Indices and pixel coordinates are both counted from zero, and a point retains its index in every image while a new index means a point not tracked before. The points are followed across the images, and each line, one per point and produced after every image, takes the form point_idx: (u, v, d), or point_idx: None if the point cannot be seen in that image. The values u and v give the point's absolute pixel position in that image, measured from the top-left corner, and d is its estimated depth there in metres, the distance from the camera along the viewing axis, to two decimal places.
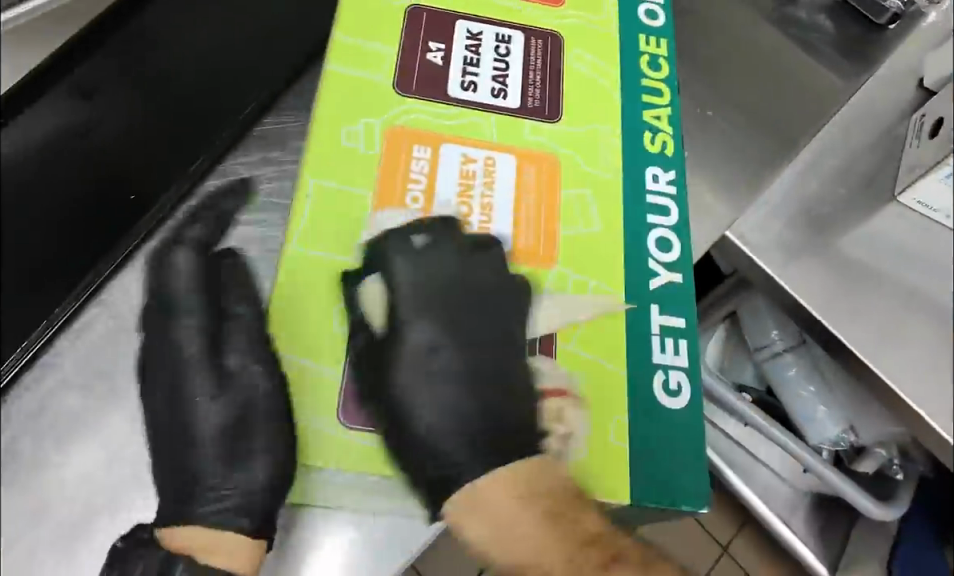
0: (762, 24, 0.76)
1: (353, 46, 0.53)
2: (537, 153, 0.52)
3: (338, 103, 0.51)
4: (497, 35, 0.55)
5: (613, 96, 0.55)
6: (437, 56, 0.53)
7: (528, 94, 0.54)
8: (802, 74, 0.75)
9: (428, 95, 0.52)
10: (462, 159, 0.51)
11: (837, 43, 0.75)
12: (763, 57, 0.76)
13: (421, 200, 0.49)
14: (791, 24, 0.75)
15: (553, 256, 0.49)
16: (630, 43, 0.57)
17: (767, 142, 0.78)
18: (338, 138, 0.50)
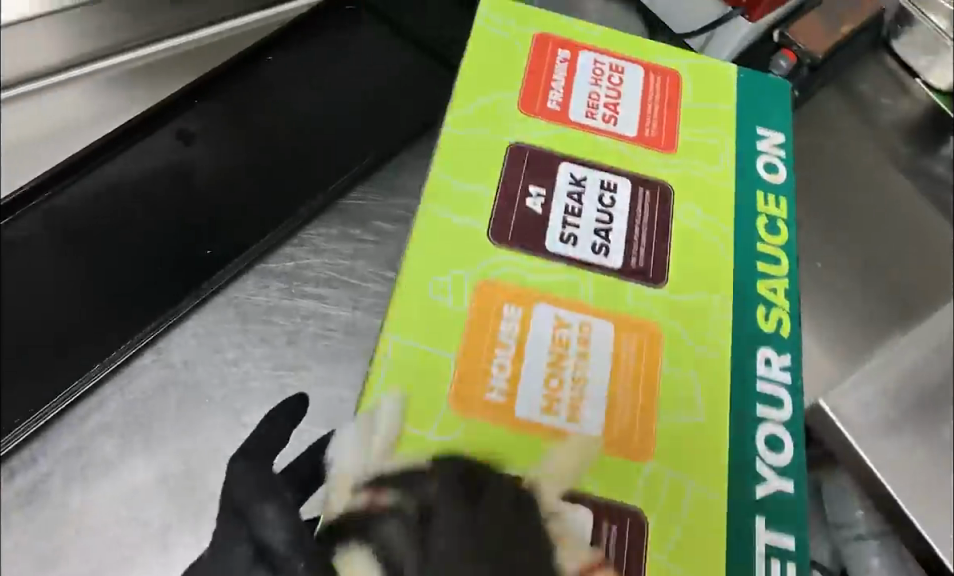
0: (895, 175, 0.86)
1: (447, 182, 0.49)
2: (637, 321, 0.46)
3: (428, 248, 0.46)
4: (603, 181, 0.51)
5: (725, 260, 0.49)
6: (536, 202, 0.50)
7: (633, 252, 0.48)
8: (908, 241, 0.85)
9: (524, 244, 0.48)
10: (554, 323, 0.45)
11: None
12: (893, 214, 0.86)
13: (507, 370, 0.44)
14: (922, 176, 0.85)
15: (649, 450, 0.42)
16: (749, 201, 0.52)
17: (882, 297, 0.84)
18: (423, 292, 0.45)
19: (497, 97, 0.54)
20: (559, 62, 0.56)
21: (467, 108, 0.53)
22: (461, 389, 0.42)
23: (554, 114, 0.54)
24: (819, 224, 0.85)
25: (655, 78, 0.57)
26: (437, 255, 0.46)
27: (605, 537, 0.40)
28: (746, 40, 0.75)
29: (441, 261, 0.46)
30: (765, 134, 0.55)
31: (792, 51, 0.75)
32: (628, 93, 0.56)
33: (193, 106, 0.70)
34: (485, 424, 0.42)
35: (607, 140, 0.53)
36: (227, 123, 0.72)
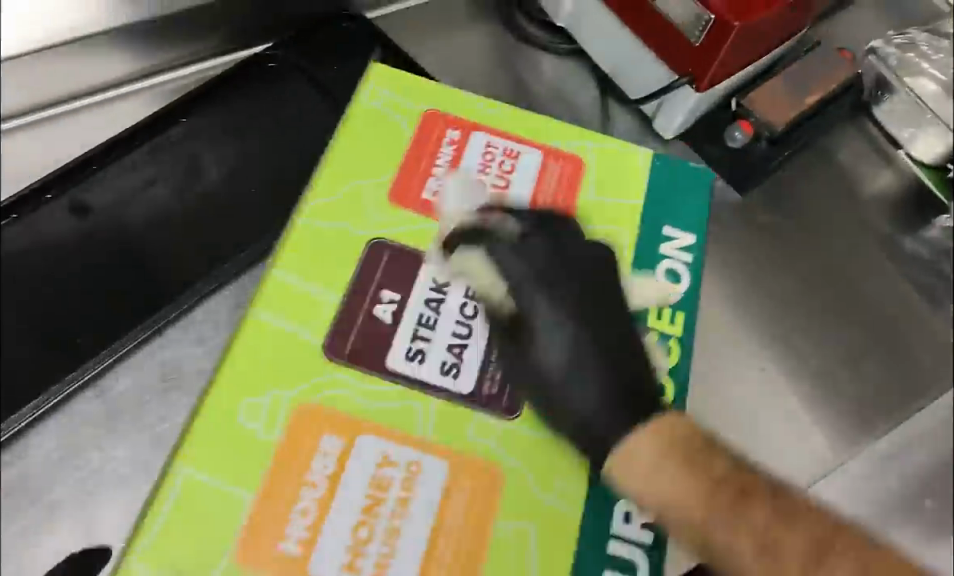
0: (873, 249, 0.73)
1: (288, 284, 0.45)
2: (476, 463, 0.42)
3: (247, 365, 0.42)
4: (470, 287, 0.46)
5: (597, 389, 0.45)
6: (386, 310, 0.45)
7: (486, 379, 0.44)
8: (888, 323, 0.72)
9: (363, 362, 0.43)
10: (378, 460, 0.41)
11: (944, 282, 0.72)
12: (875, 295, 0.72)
13: (310, 515, 0.39)
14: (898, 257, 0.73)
15: None
16: (639, 318, 0.48)
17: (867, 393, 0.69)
18: (230, 419, 0.41)
19: (365, 184, 0.49)
20: (446, 142, 0.51)
21: (329, 197, 0.48)
22: (257, 532, 0.39)
23: (427, 207, 0.49)
24: (807, 293, 0.71)
25: (552, 166, 0.51)
26: (258, 372, 0.42)
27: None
28: (699, 109, 0.69)
29: (258, 381, 0.42)
30: (671, 235, 0.50)
31: (749, 122, 0.69)
32: (517, 183, 0.50)
33: (95, 173, 0.66)
34: None
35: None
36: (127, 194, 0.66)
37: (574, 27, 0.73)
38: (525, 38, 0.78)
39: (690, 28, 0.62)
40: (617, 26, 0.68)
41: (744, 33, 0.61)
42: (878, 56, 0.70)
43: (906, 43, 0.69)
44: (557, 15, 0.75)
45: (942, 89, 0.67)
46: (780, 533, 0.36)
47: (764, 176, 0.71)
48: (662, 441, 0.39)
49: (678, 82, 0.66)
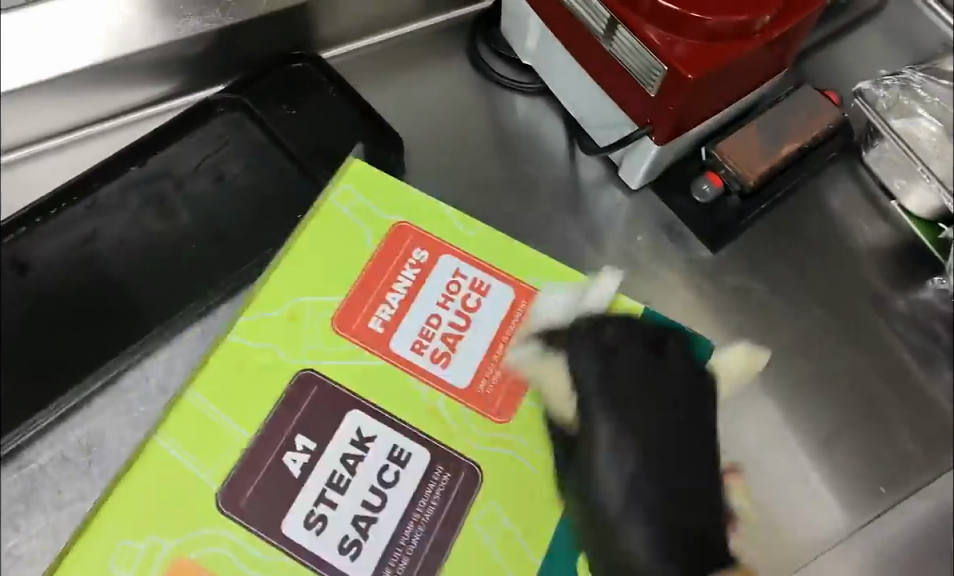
0: (869, 304, 0.64)
1: (199, 412, 0.42)
2: None
3: (136, 500, 0.41)
4: (396, 447, 0.43)
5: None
6: (295, 461, 0.42)
7: (387, 562, 0.41)
8: (887, 391, 0.62)
9: (257, 520, 0.41)
10: None
11: (943, 351, 0.63)
12: (872, 359, 0.63)
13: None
14: (895, 316, 0.64)
15: None
16: (571, 529, 0.42)
17: (861, 468, 0.60)
18: (102, 554, 0.40)
19: (311, 302, 0.45)
20: (410, 265, 0.47)
21: (266, 313, 0.44)
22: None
23: (371, 341, 0.45)
24: (789, 353, 0.62)
25: (522, 306, 0.46)
26: (147, 504, 0.41)
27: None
28: (662, 162, 0.64)
29: (142, 522, 0.40)
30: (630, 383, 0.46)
31: (717, 173, 0.63)
32: (478, 323, 0.46)
33: (47, 221, 0.63)
34: None
35: (422, 387, 0.44)
36: (67, 245, 0.63)
37: (542, 65, 0.67)
38: (489, 76, 0.71)
39: (645, 78, 0.57)
40: (580, 73, 0.63)
41: (699, 83, 0.55)
42: (865, 99, 0.63)
43: (899, 86, 0.62)
44: (523, 48, 0.67)
45: (942, 133, 0.59)
46: None
47: (738, 231, 0.65)
48: None
49: (637, 132, 0.60)
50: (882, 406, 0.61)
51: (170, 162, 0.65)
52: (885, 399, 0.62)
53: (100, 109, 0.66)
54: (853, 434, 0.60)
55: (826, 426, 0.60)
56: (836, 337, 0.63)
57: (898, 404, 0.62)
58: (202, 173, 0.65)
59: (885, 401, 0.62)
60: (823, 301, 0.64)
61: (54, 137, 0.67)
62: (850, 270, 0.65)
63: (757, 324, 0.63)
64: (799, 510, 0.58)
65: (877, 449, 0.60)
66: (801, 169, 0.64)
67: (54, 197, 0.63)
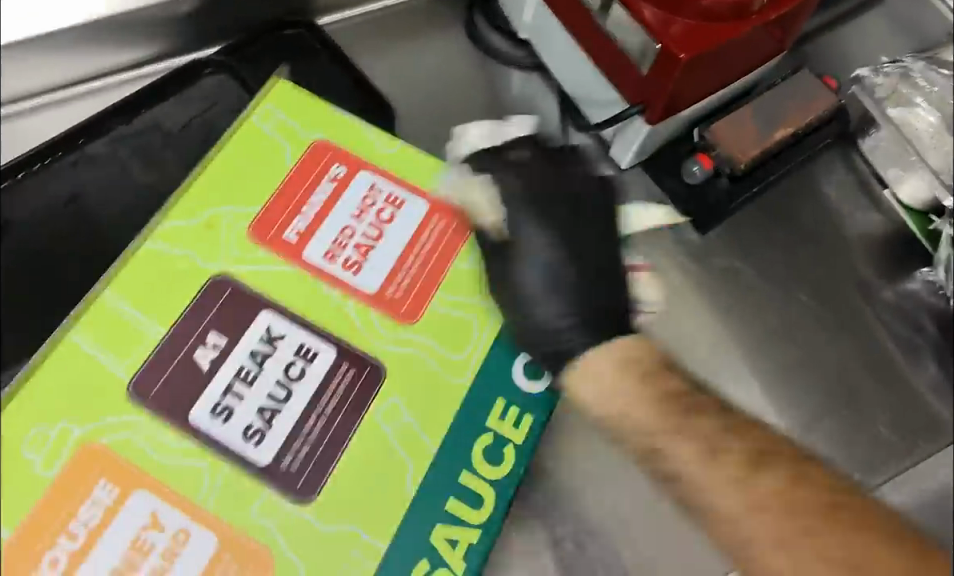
0: (862, 295, 0.63)
1: (116, 309, 0.40)
2: (248, 544, 0.38)
3: (46, 395, 0.38)
4: (301, 344, 0.41)
5: (410, 486, 0.40)
6: (206, 355, 0.40)
7: (289, 449, 0.39)
8: (874, 382, 0.61)
9: (166, 410, 0.39)
10: (145, 521, 0.38)
11: (936, 346, 0.62)
12: (861, 349, 0.62)
13: (63, 565, 0.36)
14: (889, 309, 0.63)
15: None
16: (477, 415, 0.43)
17: (845, 457, 0.59)
18: (10, 445, 0.37)
19: (228, 213, 0.43)
20: (327, 180, 0.45)
21: (184, 220, 0.42)
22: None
23: (286, 250, 0.43)
24: (772, 338, 0.62)
25: (434, 223, 0.46)
26: (60, 399, 0.38)
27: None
28: (653, 142, 0.63)
29: (53, 411, 0.38)
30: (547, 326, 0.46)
31: (708, 155, 0.62)
32: (391, 234, 0.45)
33: (31, 177, 0.59)
34: None
35: (334, 294, 0.43)
36: (53, 201, 0.58)
37: (537, 41, 0.66)
38: (485, 49, 0.70)
39: (637, 56, 0.55)
40: (573, 50, 0.62)
41: (693, 62, 0.54)
42: (862, 86, 0.62)
43: (898, 74, 0.60)
44: (519, 23, 0.66)
45: (938, 124, 0.57)
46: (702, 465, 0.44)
47: (727, 215, 0.64)
48: (618, 361, 0.45)
49: (627, 112, 0.59)
50: (868, 396, 0.61)
51: (161, 119, 0.62)
52: (866, 388, 0.61)
53: (92, 66, 0.63)
54: (833, 420, 0.60)
55: (803, 412, 0.60)
56: (823, 327, 0.62)
57: (881, 393, 0.61)
58: (192, 135, 0.62)
59: (872, 393, 0.61)
60: (813, 288, 0.63)
61: (41, 95, 0.63)
62: (844, 260, 0.64)
63: (745, 311, 0.62)
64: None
65: (862, 438, 0.60)
66: (796, 154, 0.64)
67: (38, 153, 0.59)
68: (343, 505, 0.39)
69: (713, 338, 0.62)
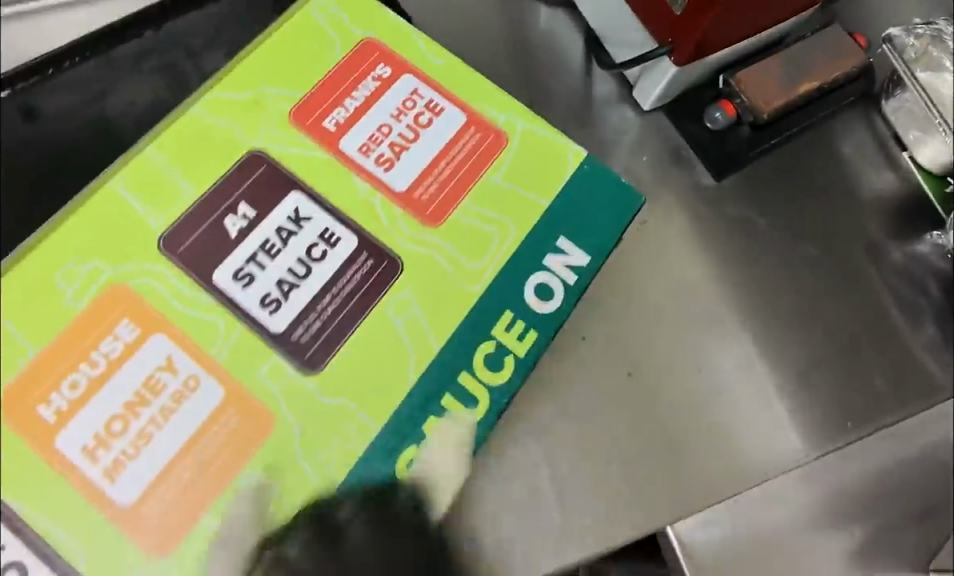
0: (870, 252, 0.56)
1: (156, 167, 0.39)
2: (254, 402, 0.36)
3: (83, 234, 0.37)
4: (326, 227, 0.40)
5: (411, 375, 0.38)
6: (235, 223, 0.39)
7: (301, 323, 0.38)
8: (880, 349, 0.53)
9: (192, 266, 0.38)
10: (160, 364, 0.36)
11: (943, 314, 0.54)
12: (864, 313, 0.54)
13: (81, 389, 0.35)
14: (896, 272, 0.55)
15: (172, 541, 0.34)
16: (483, 319, 0.40)
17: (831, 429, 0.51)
18: (48, 269, 0.36)
19: (274, 93, 0.42)
20: (371, 78, 0.43)
21: (231, 93, 0.41)
22: (21, 386, 0.34)
23: (320, 137, 0.42)
24: (769, 286, 0.55)
25: (470, 135, 0.43)
26: (99, 238, 0.37)
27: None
28: (678, 86, 0.58)
29: (92, 245, 0.37)
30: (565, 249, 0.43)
31: (731, 102, 0.57)
32: (427, 139, 0.43)
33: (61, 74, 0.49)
34: (13, 433, 0.33)
35: (362, 186, 0.41)
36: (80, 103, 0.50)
37: None
38: None
39: None
40: None
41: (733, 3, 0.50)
42: (893, 46, 0.56)
43: (931, 35, 0.55)
44: None
45: None
46: None
47: (745, 163, 0.58)
48: None
49: (656, 51, 0.54)
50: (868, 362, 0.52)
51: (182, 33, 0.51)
52: (869, 345, 0.53)
53: None
54: (817, 384, 0.52)
55: (790, 364, 0.52)
56: (825, 282, 0.55)
57: (875, 361, 0.52)
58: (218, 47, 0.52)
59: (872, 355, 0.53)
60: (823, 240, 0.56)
61: None
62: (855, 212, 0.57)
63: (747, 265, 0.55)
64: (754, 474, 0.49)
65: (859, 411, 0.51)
66: (820, 108, 0.58)
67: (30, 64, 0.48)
68: (348, 381, 0.37)
69: (710, 289, 0.54)
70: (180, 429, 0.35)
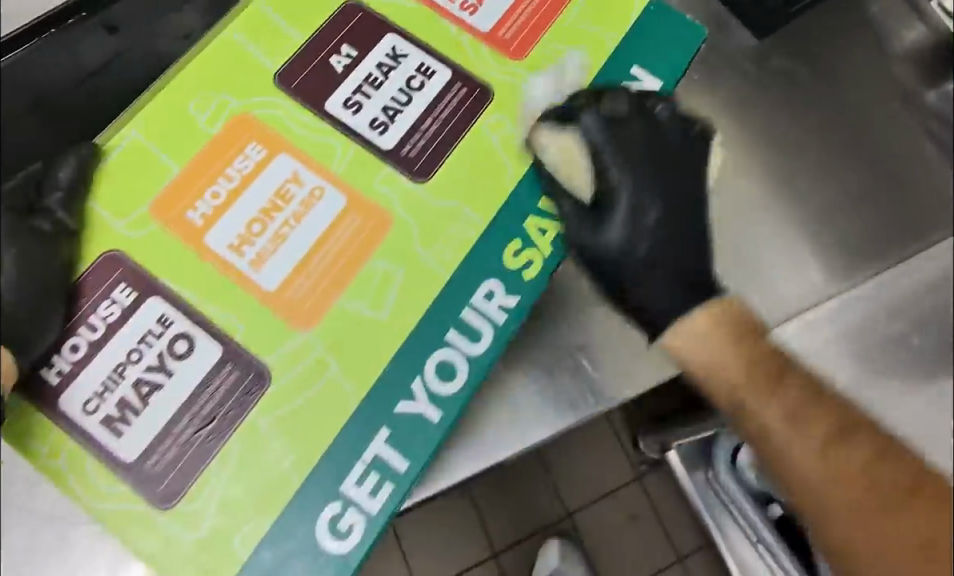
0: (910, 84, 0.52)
1: (264, 15, 0.42)
2: (372, 205, 0.40)
3: (206, 73, 0.41)
4: (422, 63, 0.43)
5: (508, 183, 0.42)
6: (340, 61, 0.43)
7: (409, 140, 0.42)
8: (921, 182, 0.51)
9: (306, 97, 0.42)
10: (287, 176, 0.40)
11: None
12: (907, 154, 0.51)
13: (221, 198, 0.39)
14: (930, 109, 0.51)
15: (314, 319, 0.38)
16: None
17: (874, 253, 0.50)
18: (181, 102, 0.40)
19: None
20: None
21: None
22: (172, 198, 0.39)
23: None
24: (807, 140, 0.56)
25: None
26: (222, 78, 0.41)
27: (219, 382, 0.36)
28: None
29: (214, 80, 0.41)
30: (638, 75, 0.46)
31: None
32: None
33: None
34: (171, 236, 0.38)
35: (451, 28, 0.44)
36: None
37: None
38: None
39: None
40: None
41: None
42: None
43: None
44: None
45: None
46: (854, 460, 0.39)
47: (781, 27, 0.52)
48: (721, 319, 0.40)
49: None
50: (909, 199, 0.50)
51: None
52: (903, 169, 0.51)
53: None
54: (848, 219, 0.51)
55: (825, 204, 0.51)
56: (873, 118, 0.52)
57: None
58: None
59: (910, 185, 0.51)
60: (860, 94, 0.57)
61: None
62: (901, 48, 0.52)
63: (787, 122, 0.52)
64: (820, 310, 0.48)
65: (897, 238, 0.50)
66: None
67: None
68: (455, 188, 0.41)
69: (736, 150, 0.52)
70: (312, 230, 0.39)
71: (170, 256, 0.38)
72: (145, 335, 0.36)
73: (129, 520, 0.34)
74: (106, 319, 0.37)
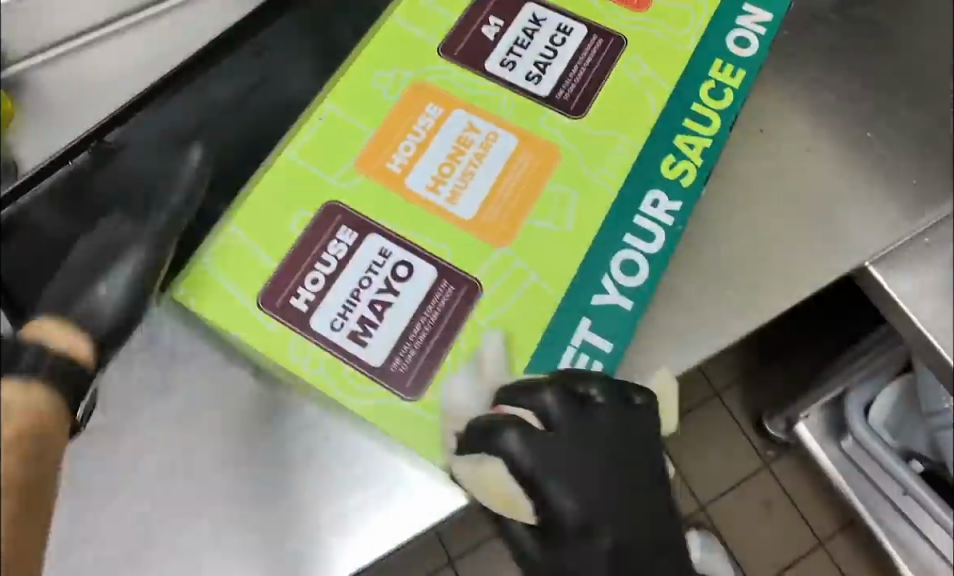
0: None
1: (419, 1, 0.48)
2: (541, 140, 0.46)
3: (379, 52, 0.47)
4: (560, 23, 0.49)
5: (654, 109, 0.47)
6: (491, 30, 0.48)
7: (562, 85, 0.47)
8: None
9: (468, 63, 0.48)
10: (464, 127, 0.46)
11: None
12: None
13: (412, 150, 0.45)
14: None
15: (509, 238, 0.43)
16: (700, 68, 0.48)
17: None
18: (364, 76, 0.46)
19: None
20: None
21: None
22: (371, 153, 0.45)
23: None
24: None
25: None
26: (392, 55, 0.47)
27: (440, 294, 0.42)
28: None
29: (387, 56, 0.47)
30: (751, 10, 0.50)
31: None
32: None
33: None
34: (376, 184, 0.44)
35: None
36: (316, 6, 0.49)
37: None
38: None
39: None
40: None
41: None
42: None
43: None
44: None
45: None
46: None
47: None
48: None
49: None
50: None
51: None
52: None
53: None
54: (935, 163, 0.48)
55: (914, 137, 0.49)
56: None
57: None
58: None
59: None
60: None
61: None
62: None
63: None
64: (920, 259, 0.46)
65: None
66: None
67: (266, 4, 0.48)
68: (609, 118, 0.46)
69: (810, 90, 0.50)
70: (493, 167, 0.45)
71: (381, 201, 0.44)
72: (371, 265, 0.43)
73: (386, 411, 0.40)
74: (335, 256, 0.43)
